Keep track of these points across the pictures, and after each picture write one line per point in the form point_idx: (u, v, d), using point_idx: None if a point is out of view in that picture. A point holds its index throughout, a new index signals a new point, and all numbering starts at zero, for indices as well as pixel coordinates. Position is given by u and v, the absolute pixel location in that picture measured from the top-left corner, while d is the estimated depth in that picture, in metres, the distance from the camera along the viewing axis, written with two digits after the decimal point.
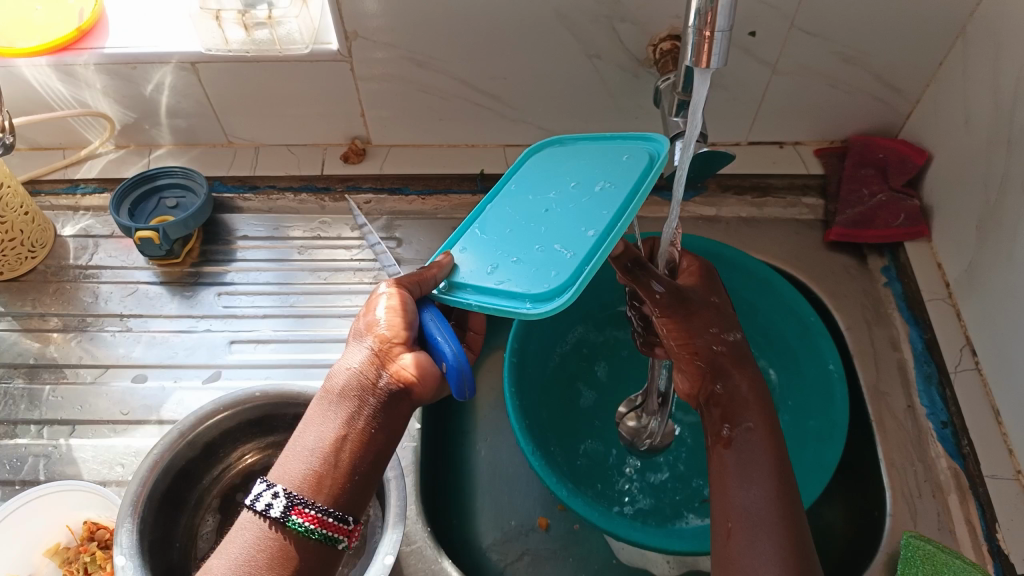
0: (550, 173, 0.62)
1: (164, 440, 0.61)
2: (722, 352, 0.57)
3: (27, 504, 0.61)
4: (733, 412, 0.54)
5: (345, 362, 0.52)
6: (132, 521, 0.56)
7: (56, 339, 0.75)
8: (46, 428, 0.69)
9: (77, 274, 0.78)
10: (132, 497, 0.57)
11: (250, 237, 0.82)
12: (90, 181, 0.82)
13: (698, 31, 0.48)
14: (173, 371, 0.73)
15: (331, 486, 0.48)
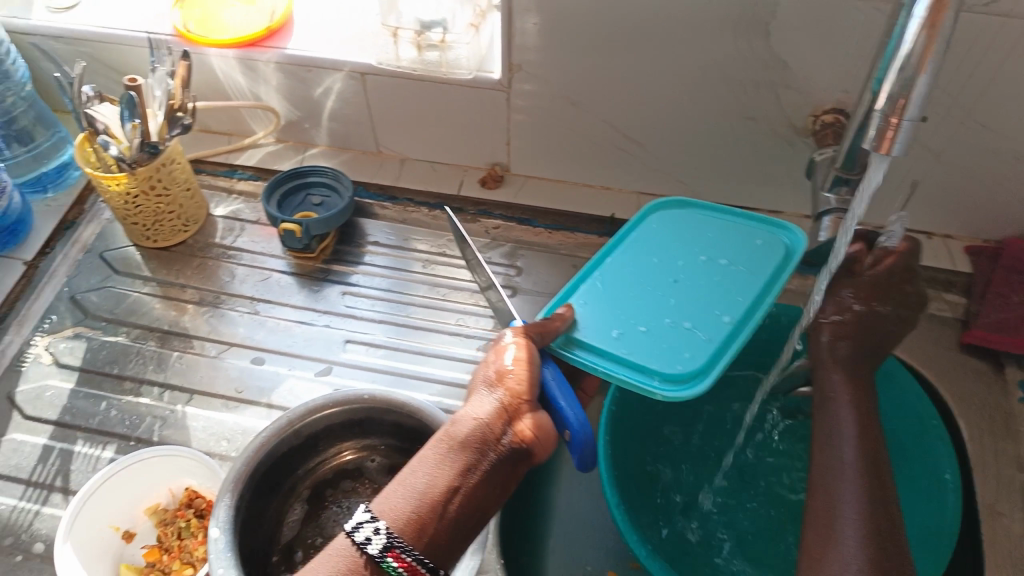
0: (674, 243, 0.65)
1: (273, 425, 0.63)
2: (869, 337, 0.62)
3: (141, 461, 0.63)
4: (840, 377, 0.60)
5: (470, 410, 0.52)
6: (231, 497, 0.59)
7: (190, 309, 0.79)
8: (167, 393, 0.73)
9: (219, 253, 0.83)
10: (235, 476, 0.59)
11: (381, 244, 0.84)
12: (247, 168, 0.87)
13: (885, 117, 0.50)
14: (289, 359, 0.76)
15: (431, 534, 0.48)
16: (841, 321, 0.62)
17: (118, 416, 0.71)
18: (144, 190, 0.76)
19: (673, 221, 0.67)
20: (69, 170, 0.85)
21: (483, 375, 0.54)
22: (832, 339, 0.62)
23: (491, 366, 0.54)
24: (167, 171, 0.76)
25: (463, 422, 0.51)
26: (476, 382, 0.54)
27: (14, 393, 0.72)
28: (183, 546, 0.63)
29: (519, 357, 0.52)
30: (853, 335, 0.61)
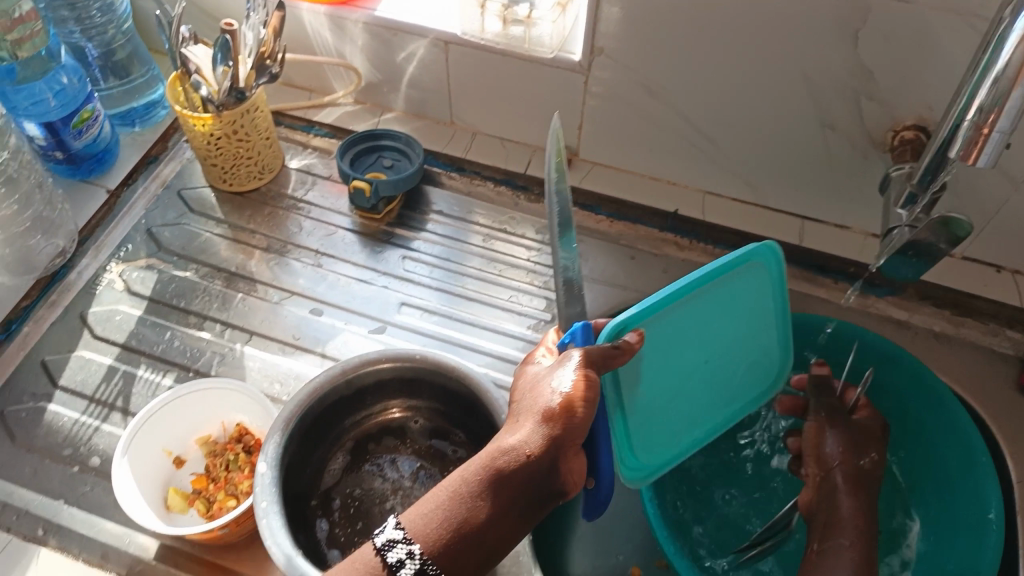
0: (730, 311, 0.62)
1: (328, 372, 0.65)
2: (869, 487, 0.59)
3: (199, 393, 0.66)
4: (829, 497, 0.59)
5: (515, 437, 0.50)
6: (281, 436, 0.61)
7: (257, 255, 0.82)
8: (228, 331, 0.76)
9: (290, 204, 0.85)
10: (286, 418, 0.62)
11: (443, 215, 0.86)
12: (324, 125, 0.89)
13: (975, 125, 0.49)
14: (345, 314, 0.78)
15: (464, 563, 0.48)
16: (839, 451, 0.60)
17: (180, 347, 0.74)
18: (227, 133, 0.78)
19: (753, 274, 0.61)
20: (155, 108, 0.89)
21: (531, 398, 0.52)
22: (831, 478, 0.60)
23: (540, 391, 0.52)
24: (249, 120, 0.79)
25: (507, 449, 0.50)
26: (523, 405, 0.53)
27: (86, 314, 0.76)
28: (228, 478, 0.65)
29: (571, 389, 0.50)
30: (853, 475, 0.59)
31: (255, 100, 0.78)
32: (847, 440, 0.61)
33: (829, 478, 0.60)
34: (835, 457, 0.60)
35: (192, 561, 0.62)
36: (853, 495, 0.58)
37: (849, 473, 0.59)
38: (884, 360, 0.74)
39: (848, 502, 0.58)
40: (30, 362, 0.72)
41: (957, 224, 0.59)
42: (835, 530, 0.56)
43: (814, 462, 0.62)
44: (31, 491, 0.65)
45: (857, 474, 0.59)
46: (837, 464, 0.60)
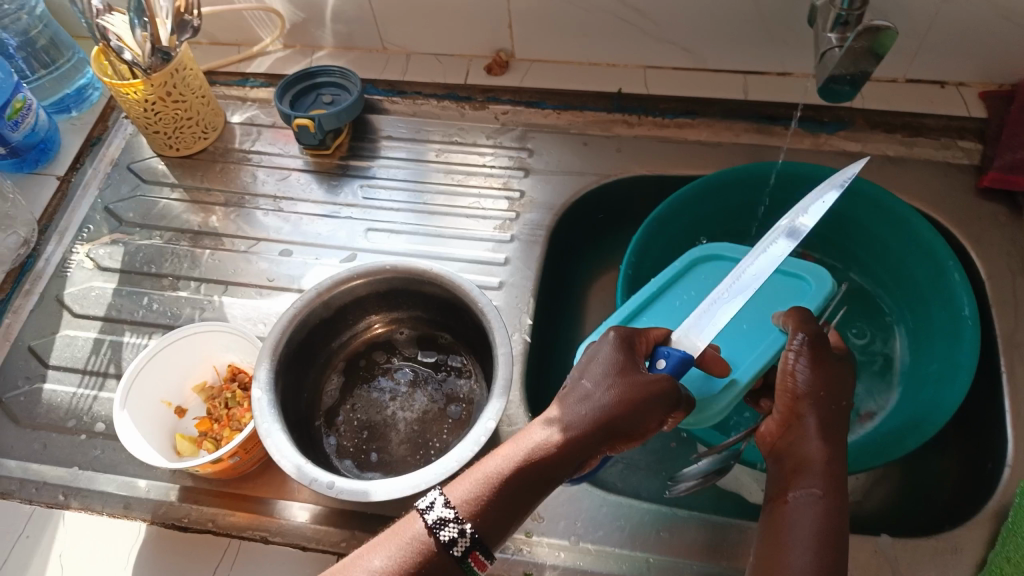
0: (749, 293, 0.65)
1: (304, 296, 0.66)
2: (840, 430, 0.54)
3: (188, 338, 0.67)
4: (796, 449, 0.53)
5: (556, 424, 0.50)
6: (271, 361, 0.62)
7: (219, 211, 0.82)
8: (204, 285, 0.77)
9: (240, 157, 0.86)
10: (273, 342, 0.63)
11: (394, 137, 0.87)
12: (258, 76, 0.89)
13: None
14: (315, 250, 0.79)
15: (499, 527, 0.47)
16: (821, 378, 0.54)
17: (160, 309, 0.76)
18: (161, 96, 0.77)
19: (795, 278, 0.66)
20: (87, 90, 0.88)
21: (580, 394, 0.51)
22: (811, 417, 0.53)
23: (603, 387, 0.51)
24: (181, 79, 0.78)
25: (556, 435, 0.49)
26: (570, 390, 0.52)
27: (63, 296, 0.77)
28: (232, 416, 0.67)
29: (635, 401, 0.49)
30: (832, 412, 0.54)
31: (183, 57, 0.78)
32: (827, 378, 0.54)
33: (800, 414, 0.54)
34: (811, 409, 0.54)
35: (211, 495, 0.65)
36: (832, 442, 0.53)
37: (827, 435, 0.53)
38: (840, 190, 0.75)
39: (825, 447, 0.52)
40: (18, 350, 0.74)
41: (885, 35, 0.59)
42: (816, 476, 0.51)
43: (784, 386, 0.55)
44: (44, 465, 0.67)
45: (839, 417, 0.54)
46: (823, 395, 0.54)
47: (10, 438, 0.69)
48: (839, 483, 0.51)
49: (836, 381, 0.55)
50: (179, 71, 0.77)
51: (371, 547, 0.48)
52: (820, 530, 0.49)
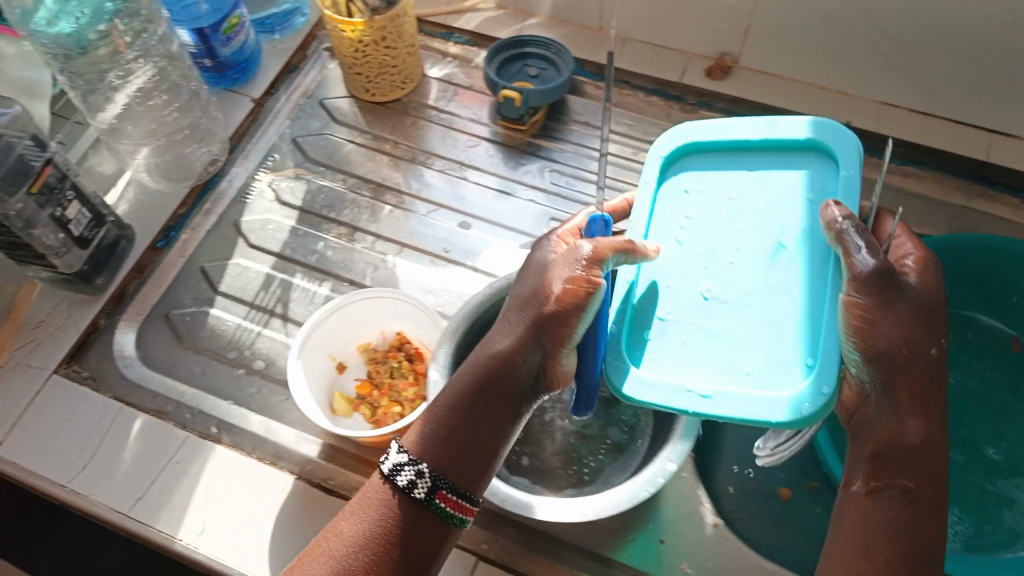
0: (791, 194, 0.53)
1: (492, 285, 0.62)
2: (933, 401, 0.45)
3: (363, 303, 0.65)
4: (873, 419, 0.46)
5: (504, 340, 0.50)
6: (450, 346, 0.60)
7: (403, 166, 0.80)
8: (379, 243, 0.75)
9: (432, 115, 0.83)
10: (456, 328, 0.60)
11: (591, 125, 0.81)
12: (465, 33, 0.86)
13: None
14: (494, 228, 0.76)
15: (472, 468, 0.49)
16: (902, 335, 0.45)
17: (334, 257, 0.74)
18: (373, 39, 0.75)
19: (818, 159, 0.53)
20: (292, 14, 0.86)
21: (526, 286, 0.52)
22: (896, 388, 0.45)
23: (503, 335, 0.51)
24: (394, 27, 0.75)
25: (490, 351, 0.51)
26: (512, 303, 0.52)
27: (240, 223, 0.76)
28: (391, 385, 0.65)
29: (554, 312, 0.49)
30: (901, 388, 0.46)
31: (403, 7, 0.75)
32: (897, 327, 0.45)
33: (889, 382, 0.45)
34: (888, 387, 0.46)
35: (355, 461, 0.64)
36: (906, 435, 0.45)
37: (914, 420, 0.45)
38: None
39: (873, 427, 0.46)
40: (192, 268, 0.73)
41: None
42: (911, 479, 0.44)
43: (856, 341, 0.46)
44: (202, 391, 0.67)
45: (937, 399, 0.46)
46: (906, 354, 0.45)
47: (175, 356, 0.69)
48: (937, 481, 0.44)
49: (916, 344, 0.45)
50: (394, 19, 0.74)
51: (348, 508, 0.50)
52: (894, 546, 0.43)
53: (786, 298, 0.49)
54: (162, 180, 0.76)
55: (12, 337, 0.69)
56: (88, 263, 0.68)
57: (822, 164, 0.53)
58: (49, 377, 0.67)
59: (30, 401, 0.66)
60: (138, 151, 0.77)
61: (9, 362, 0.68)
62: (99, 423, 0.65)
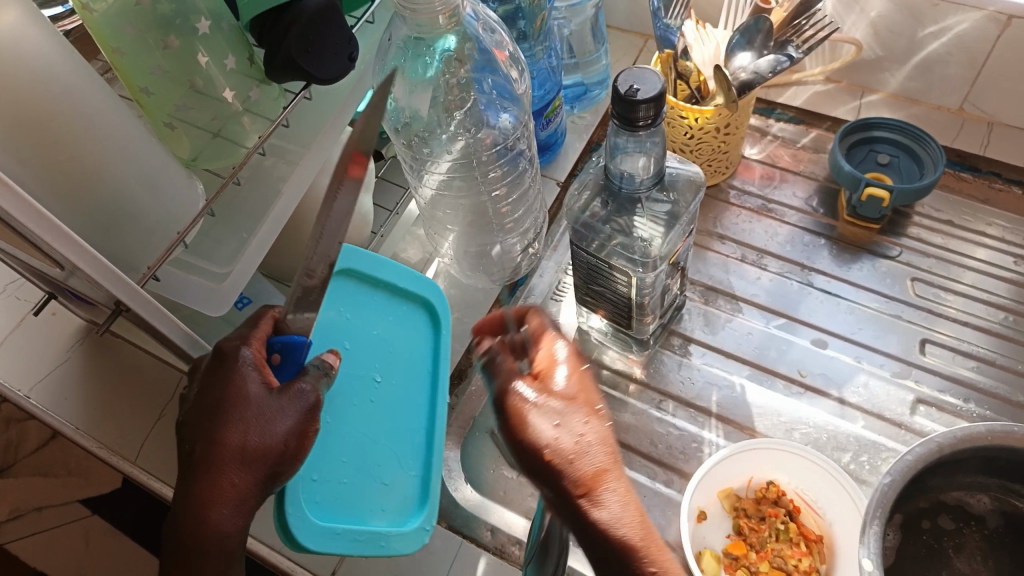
0: (404, 326, 0.59)
1: (920, 445, 0.51)
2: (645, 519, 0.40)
3: (732, 458, 0.59)
4: (640, 535, 0.39)
5: (218, 509, 0.42)
6: (877, 527, 0.48)
7: (730, 265, 0.71)
8: (723, 360, 0.66)
9: (758, 205, 0.74)
10: (882, 502, 0.49)
11: (958, 227, 0.71)
12: (790, 109, 0.77)
13: None
14: (858, 349, 0.66)
15: None
16: (603, 444, 0.41)
17: (675, 372, 0.66)
18: (717, 127, 0.67)
19: (416, 307, 0.60)
20: (591, 87, 0.77)
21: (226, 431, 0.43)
22: (622, 494, 0.40)
23: (239, 504, 0.43)
24: (734, 116, 0.66)
25: (217, 520, 0.42)
26: (213, 447, 0.43)
27: (557, 324, 0.70)
28: (774, 548, 0.57)
29: (282, 433, 0.44)
30: (569, 444, 0.40)
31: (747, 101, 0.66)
32: (602, 441, 0.41)
33: (614, 478, 0.40)
34: (532, 434, 0.41)
35: None
36: (643, 517, 0.40)
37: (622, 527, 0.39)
38: None
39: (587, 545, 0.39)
40: None
41: None
42: (638, 552, 0.38)
43: (610, 455, 0.41)
44: None
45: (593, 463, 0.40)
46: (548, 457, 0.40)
47: (507, 485, 0.64)
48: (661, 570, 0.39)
49: (561, 442, 0.40)
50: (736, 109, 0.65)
51: None
52: None
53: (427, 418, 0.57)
54: (474, 274, 0.70)
55: None
56: (651, 336, 0.66)
57: (385, 294, 0.59)
58: None
59: None
60: (444, 239, 0.70)
61: None
62: (443, 556, 0.58)
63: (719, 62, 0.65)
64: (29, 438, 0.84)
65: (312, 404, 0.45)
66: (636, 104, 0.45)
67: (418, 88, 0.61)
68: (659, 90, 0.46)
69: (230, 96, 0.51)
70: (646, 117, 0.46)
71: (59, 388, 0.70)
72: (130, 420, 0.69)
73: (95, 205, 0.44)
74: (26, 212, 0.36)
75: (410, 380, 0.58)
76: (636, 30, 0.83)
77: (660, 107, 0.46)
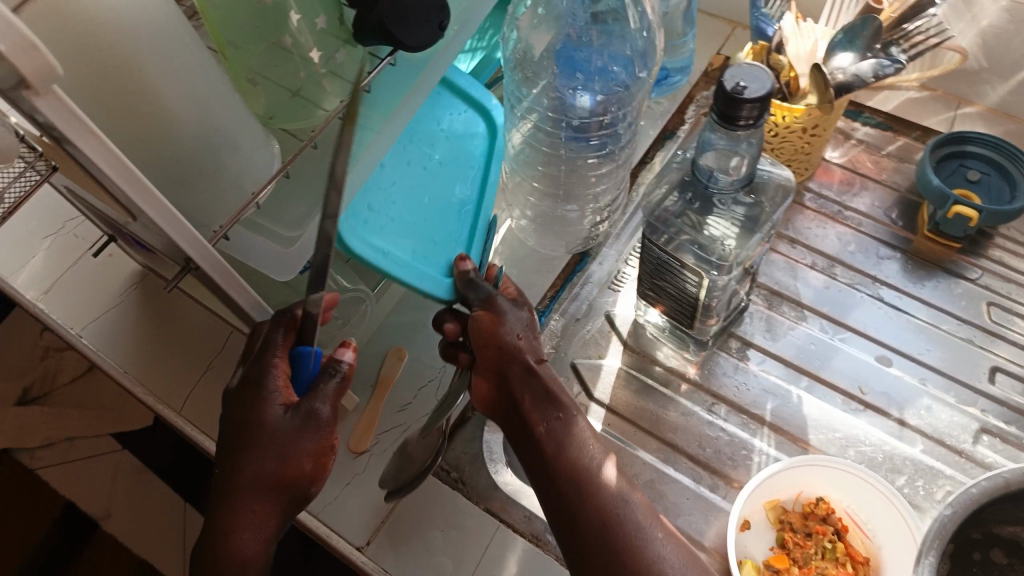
0: (471, 146, 0.63)
1: (990, 480, 0.49)
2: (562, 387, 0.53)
3: (790, 470, 0.57)
4: (553, 394, 0.52)
5: (245, 533, 0.42)
6: (932, 558, 0.47)
7: (797, 270, 0.69)
8: (780, 369, 0.65)
9: (834, 210, 0.71)
10: (936, 539, 0.48)
11: None
12: (879, 114, 0.74)
13: None
14: (923, 370, 0.64)
15: None
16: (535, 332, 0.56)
17: (733, 375, 0.65)
18: (805, 127, 0.64)
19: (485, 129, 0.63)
20: (673, 73, 0.75)
21: (252, 457, 0.42)
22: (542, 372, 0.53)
23: (263, 526, 0.42)
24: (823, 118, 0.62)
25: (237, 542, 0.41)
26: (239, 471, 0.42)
27: (613, 315, 0.69)
28: (817, 566, 0.56)
29: (301, 455, 0.42)
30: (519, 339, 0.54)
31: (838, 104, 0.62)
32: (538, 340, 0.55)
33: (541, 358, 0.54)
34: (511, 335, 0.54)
35: None
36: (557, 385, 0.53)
37: (543, 418, 0.52)
38: None
39: (531, 411, 0.52)
40: (562, 364, 0.66)
41: None
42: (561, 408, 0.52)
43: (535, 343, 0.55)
44: None
45: (520, 361, 0.53)
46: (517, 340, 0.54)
47: None
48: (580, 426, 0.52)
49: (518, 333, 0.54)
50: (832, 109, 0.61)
51: None
52: (551, 486, 0.49)
53: (458, 225, 0.59)
54: (543, 239, 0.71)
55: (376, 421, 0.65)
56: (710, 336, 0.64)
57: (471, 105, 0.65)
58: None
59: (402, 493, 0.62)
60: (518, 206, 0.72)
61: (378, 445, 0.64)
62: (479, 538, 0.60)
63: (816, 60, 0.62)
64: (64, 371, 0.84)
65: (324, 423, 0.42)
66: (739, 101, 0.43)
67: (539, 26, 0.64)
68: (767, 90, 0.43)
69: (316, 58, 0.49)
70: (748, 117, 0.44)
71: (111, 331, 0.71)
72: (177, 369, 0.70)
73: (173, 160, 0.44)
74: (126, 178, 0.36)
75: (469, 181, 0.62)
76: (724, 16, 0.80)
77: (765, 107, 0.44)
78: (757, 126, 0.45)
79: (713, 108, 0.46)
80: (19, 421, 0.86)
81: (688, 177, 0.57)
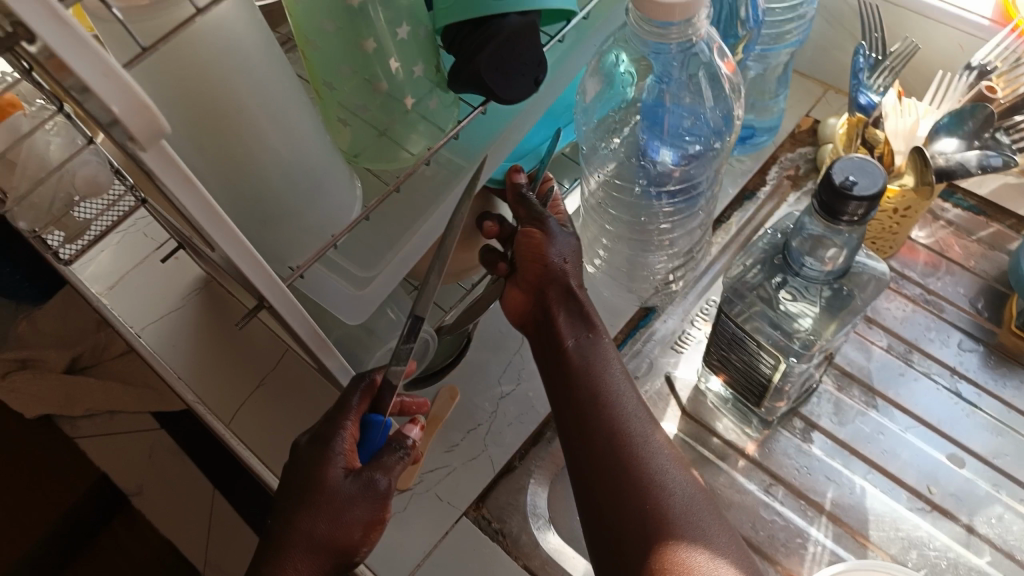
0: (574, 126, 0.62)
1: None
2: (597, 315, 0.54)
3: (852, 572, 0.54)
4: (587, 317, 0.54)
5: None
6: None
7: (871, 351, 0.67)
8: (845, 456, 0.62)
9: (915, 292, 0.69)
10: None
11: None
12: (972, 196, 0.72)
13: None
14: (998, 476, 0.61)
15: None
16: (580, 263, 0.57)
17: (794, 455, 0.63)
18: (895, 209, 0.61)
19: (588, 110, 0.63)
20: (760, 132, 0.72)
21: (307, 518, 0.42)
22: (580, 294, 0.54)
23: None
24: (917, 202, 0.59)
25: None
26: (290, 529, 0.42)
27: (673, 377, 0.66)
28: None
29: (354, 521, 0.43)
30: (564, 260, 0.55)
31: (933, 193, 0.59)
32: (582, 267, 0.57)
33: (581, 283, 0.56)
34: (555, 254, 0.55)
35: None
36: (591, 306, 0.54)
37: (575, 337, 0.53)
38: None
39: (563, 324, 0.53)
40: None
41: None
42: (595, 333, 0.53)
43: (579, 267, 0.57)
44: None
45: (560, 282, 0.55)
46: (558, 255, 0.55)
47: None
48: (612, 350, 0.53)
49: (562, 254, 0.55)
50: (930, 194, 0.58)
51: None
52: (578, 402, 0.49)
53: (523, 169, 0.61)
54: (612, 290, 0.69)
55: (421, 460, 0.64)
56: (776, 417, 0.63)
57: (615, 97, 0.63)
58: (461, 519, 0.62)
59: (440, 538, 0.61)
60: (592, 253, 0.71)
61: (421, 486, 0.63)
62: None
63: (916, 142, 0.59)
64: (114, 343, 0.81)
65: (381, 494, 0.44)
66: (847, 198, 0.41)
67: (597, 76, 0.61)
68: (872, 189, 0.41)
69: (409, 103, 0.48)
70: (851, 215, 0.42)
71: (170, 336, 0.71)
72: (231, 381, 0.70)
73: (259, 201, 0.43)
74: (221, 232, 0.35)
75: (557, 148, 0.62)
76: (817, 77, 0.77)
77: (873, 207, 0.41)
78: (860, 223, 0.43)
79: (816, 196, 0.44)
80: (65, 389, 0.78)
81: (775, 254, 0.54)
